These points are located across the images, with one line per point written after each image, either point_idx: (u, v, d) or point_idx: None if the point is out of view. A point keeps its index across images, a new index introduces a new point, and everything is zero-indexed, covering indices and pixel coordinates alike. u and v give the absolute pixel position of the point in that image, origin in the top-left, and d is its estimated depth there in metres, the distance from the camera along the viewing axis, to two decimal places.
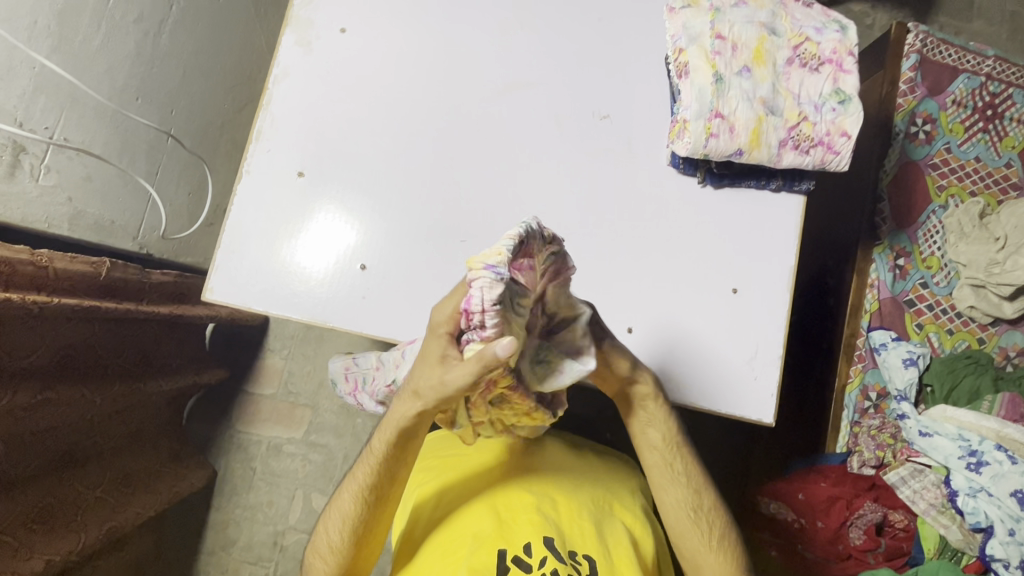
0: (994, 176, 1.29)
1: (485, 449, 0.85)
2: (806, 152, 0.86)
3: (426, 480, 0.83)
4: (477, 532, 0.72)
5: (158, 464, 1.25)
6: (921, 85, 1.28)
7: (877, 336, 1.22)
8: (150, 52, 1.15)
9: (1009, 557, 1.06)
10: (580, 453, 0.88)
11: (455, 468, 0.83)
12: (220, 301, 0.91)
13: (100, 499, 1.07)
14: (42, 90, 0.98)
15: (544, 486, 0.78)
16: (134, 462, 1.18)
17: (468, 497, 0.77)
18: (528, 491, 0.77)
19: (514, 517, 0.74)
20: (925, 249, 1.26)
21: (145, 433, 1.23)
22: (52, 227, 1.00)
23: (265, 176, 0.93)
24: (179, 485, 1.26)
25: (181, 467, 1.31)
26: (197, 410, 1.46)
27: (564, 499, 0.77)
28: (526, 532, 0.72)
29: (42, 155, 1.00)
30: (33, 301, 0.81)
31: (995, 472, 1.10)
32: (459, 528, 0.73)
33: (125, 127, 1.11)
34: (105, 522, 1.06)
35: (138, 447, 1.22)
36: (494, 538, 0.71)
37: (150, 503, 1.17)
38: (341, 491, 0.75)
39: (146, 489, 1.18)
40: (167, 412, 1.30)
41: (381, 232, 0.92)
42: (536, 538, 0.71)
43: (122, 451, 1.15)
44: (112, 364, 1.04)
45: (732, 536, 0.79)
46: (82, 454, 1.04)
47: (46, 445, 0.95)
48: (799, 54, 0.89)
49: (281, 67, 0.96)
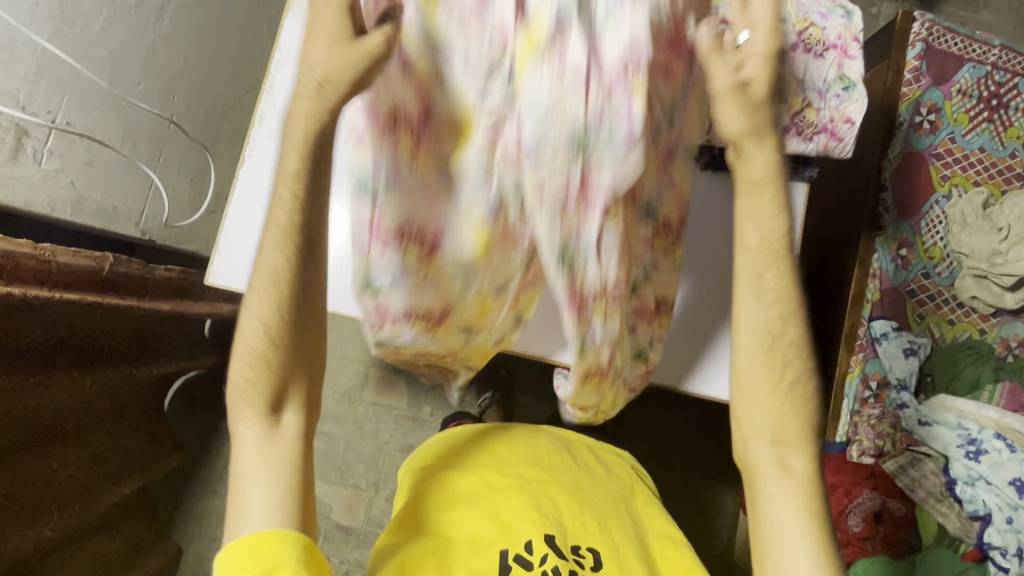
0: (998, 166, 1.29)
1: (485, 451, 0.87)
2: (809, 139, 0.87)
3: (425, 481, 0.84)
4: (482, 532, 0.75)
5: (135, 445, 1.24)
6: (925, 74, 1.28)
7: (878, 326, 1.22)
8: (151, 38, 1.17)
9: (1006, 544, 1.07)
10: (576, 450, 0.91)
11: (457, 468, 0.84)
12: (222, 286, 0.93)
13: (69, 478, 1.04)
14: (44, 74, 1.01)
15: (546, 485, 0.82)
16: (111, 442, 1.17)
17: (473, 496, 0.80)
18: (529, 493, 0.80)
19: (514, 516, 0.77)
20: (928, 240, 1.27)
21: (125, 413, 1.22)
22: (55, 212, 1.03)
23: (265, 162, 0.94)
24: (153, 465, 1.28)
25: (159, 447, 1.32)
26: (179, 398, 1.49)
27: (560, 499, 0.81)
28: (527, 531, 0.75)
29: (44, 139, 1.03)
30: (34, 295, 0.83)
31: (994, 460, 1.12)
32: (463, 528, 0.76)
33: (121, 110, 1.12)
34: (79, 500, 1.07)
35: (121, 425, 1.21)
36: (498, 540, 0.74)
37: (131, 481, 1.20)
38: (255, 296, 0.70)
39: (117, 469, 1.17)
40: (150, 390, 1.28)
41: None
42: (537, 536, 0.75)
43: (95, 428, 1.12)
44: (107, 348, 1.05)
45: (804, 376, 0.75)
46: (61, 431, 1.02)
47: (30, 420, 0.93)
48: (804, 39, 0.87)
49: (282, 51, 0.95)
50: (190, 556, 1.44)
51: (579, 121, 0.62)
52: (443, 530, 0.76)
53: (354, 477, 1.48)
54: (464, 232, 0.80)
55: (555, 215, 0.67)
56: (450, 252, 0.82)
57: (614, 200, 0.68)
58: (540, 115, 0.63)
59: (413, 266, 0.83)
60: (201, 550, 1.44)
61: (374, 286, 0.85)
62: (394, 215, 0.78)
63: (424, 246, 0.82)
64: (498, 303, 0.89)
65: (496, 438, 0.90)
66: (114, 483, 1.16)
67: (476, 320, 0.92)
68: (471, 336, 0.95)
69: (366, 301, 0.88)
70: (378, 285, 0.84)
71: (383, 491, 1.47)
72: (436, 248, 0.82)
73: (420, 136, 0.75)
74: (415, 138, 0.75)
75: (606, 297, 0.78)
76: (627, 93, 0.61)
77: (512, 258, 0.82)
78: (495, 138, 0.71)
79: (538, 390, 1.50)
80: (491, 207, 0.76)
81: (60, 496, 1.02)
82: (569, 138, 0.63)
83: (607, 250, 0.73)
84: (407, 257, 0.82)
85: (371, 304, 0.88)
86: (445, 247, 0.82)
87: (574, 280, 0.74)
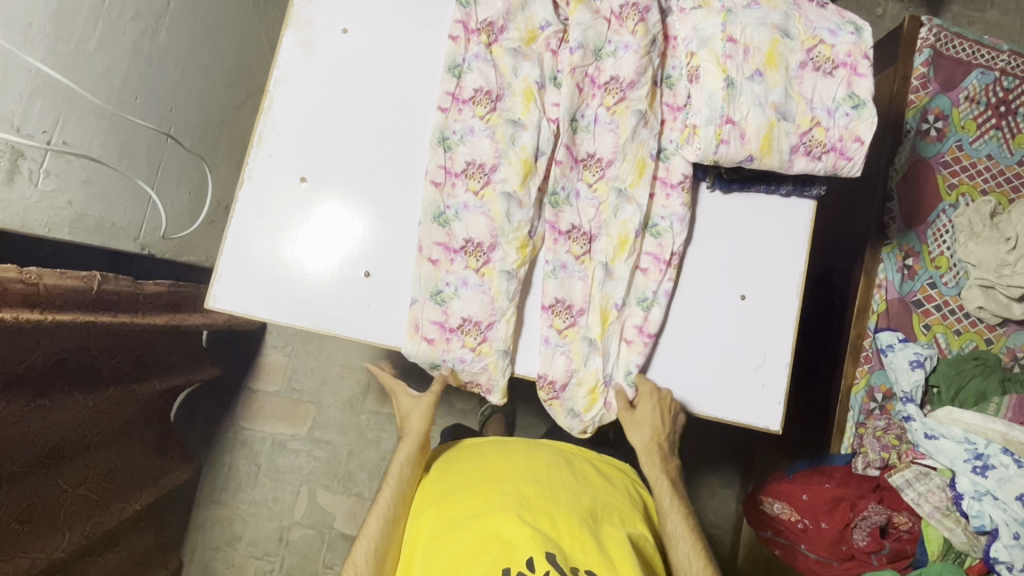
0: (1006, 174, 1.27)
1: (483, 469, 0.85)
2: (818, 158, 0.85)
3: (419, 520, 0.83)
4: (484, 551, 0.71)
5: (142, 459, 1.24)
6: (933, 81, 1.26)
7: (884, 337, 1.22)
8: (148, 49, 1.09)
9: (1013, 560, 1.04)
10: (575, 468, 0.87)
11: (455, 494, 0.82)
12: (223, 309, 0.92)
13: (78, 497, 1.04)
14: (39, 94, 0.90)
15: (545, 502, 0.78)
16: (119, 456, 1.17)
17: (470, 518, 0.77)
18: (527, 513, 0.76)
19: (514, 534, 0.72)
20: (935, 249, 1.25)
21: (131, 430, 1.21)
22: (53, 233, 0.97)
23: (267, 182, 0.94)
24: (162, 479, 1.28)
25: (165, 461, 1.31)
26: (184, 411, 1.49)
27: (560, 519, 0.76)
28: (528, 548, 0.70)
29: (40, 160, 0.93)
30: (26, 319, 0.82)
31: (1002, 475, 1.08)
32: (461, 553, 0.72)
33: (123, 128, 1.07)
34: (89, 518, 1.07)
35: (127, 441, 1.20)
36: (499, 559, 0.69)
37: (138, 498, 1.19)
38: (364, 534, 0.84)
39: (126, 485, 1.17)
40: (155, 404, 1.27)
41: (388, 238, 0.94)
42: (538, 553, 0.69)
43: (102, 446, 1.12)
44: (107, 366, 1.05)
45: None
46: (70, 449, 1.02)
47: (38, 441, 0.93)
48: (813, 57, 0.86)
49: (281, 69, 0.95)
50: (195, 566, 1.45)
51: (601, 38, 0.91)
52: (443, 557, 0.74)
53: (357, 486, 1.47)
54: (514, 94, 0.92)
55: (575, 88, 0.91)
56: (505, 113, 0.91)
57: (615, 86, 0.91)
58: (581, 33, 0.91)
59: (473, 198, 0.91)
60: (206, 559, 1.45)
61: (448, 143, 0.92)
62: (476, 83, 0.92)
63: (490, 100, 0.91)
64: (536, 165, 0.90)
65: (497, 456, 0.87)
66: (125, 499, 1.16)
67: (516, 183, 0.89)
68: (512, 208, 0.89)
69: (435, 156, 0.91)
70: (451, 142, 0.92)
71: None
72: (497, 105, 0.91)
73: (497, 40, 0.92)
74: (494, 40, 0.92)
75: (598, 166, 0.93)
76: (629, 29, 0.90)
77: (547, 120, 0.92)
78: (546, 48, 0.92)
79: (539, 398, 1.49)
80: (540, 74, 0.92)
81: (70, 516, 1.02)
82: (593, 45, 0.91)
83: (606, 127, 0.92)
84: (472, 113, 0.92)
85: (439, 162, 0.92)
86: (504, 106, 0.91)
87: (574, 143, 0.92)
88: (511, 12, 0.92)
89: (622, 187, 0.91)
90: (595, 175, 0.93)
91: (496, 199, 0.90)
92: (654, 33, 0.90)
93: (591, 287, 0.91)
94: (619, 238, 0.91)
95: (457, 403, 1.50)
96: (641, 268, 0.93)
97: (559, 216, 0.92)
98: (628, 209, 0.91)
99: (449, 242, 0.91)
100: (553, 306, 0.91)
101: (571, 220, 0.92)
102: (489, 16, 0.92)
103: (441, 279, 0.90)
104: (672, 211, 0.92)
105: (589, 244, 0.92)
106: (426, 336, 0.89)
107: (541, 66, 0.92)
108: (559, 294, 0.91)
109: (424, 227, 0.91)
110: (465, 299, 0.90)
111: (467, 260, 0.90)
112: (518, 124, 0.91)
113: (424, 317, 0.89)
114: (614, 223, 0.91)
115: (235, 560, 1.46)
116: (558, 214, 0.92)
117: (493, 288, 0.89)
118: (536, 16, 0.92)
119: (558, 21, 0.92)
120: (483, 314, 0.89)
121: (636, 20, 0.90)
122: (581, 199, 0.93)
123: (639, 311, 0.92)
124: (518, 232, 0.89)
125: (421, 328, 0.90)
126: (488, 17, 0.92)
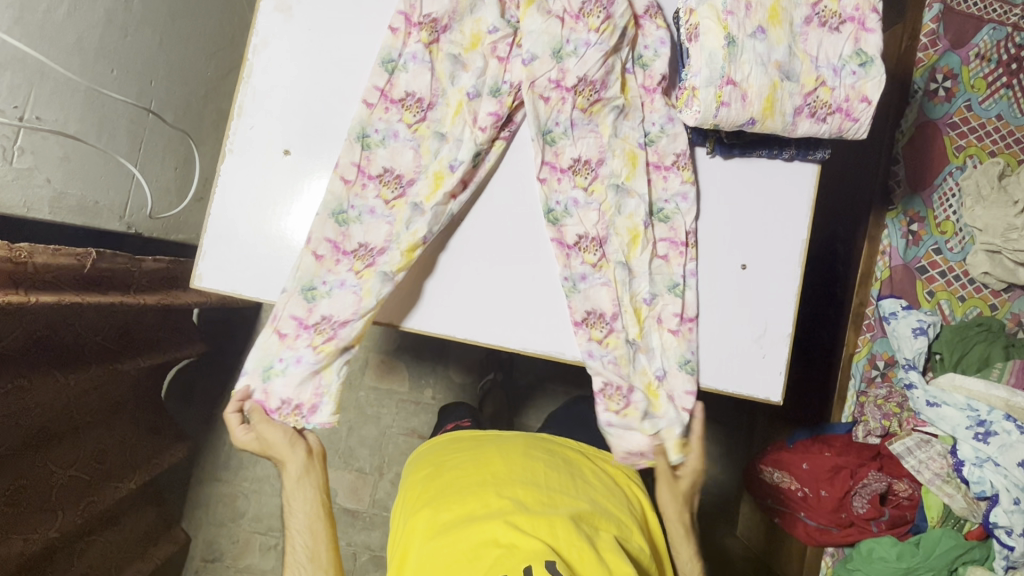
0: (1015, 135, 1.23)
1: (480, 468, 0.84)
2: (823, 120, 0.81)
3: (410, 519, 0.82)
4: (481, 556, 0.69)
5: (137, 440, 1.23)
6: (942, 38, 1.20)
7: (887, 304, 1.19)
8: (122, 18, 1.04)
9: (1012, 525, 1.02)
10: (575, 474, 0.87)
11: (451, 495, 0.81)
12: (209, 288, 0.90)
13: (72, 477, 1.04)
14: (8, 67, 0.86)
15: (542, 506, 0.77)
16: (112, 436, 1.16)
17: (468, 519, 0.75)
18: (523, 518, 0.73)
19: (513, 540, 0.70)
20: (940, 214, 1.22)
21: (123, 409, 1.20)
22: (32, 212, 0.94)
23: (252, 155, 0.90)
24: (157, 457, 1.27)
25: (159, 439, 1.30)
26: (174, 392, 1.47)
27: (558, 522, 0.74)
28: (528, 557, 0.66)
29: (14, 137, 0.89)
30: (9, 302, 0.79)
31: (1003, 441, 1.06)
32: (456, 556, 0.71)
33: (98, 103, 1.02)
34: (84, 498, 1.07)
35: (116, 420, 1.18)
36: (497, 564, 0.67)
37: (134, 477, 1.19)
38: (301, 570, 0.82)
39: (120, 464, 1.17)
40: (145, 382, 1.25)
41: (300, 207, 0.91)
42: (537, 561, 0.66)
43: (93, 425, 1.11)
44: (91, 343, 1.03)
45: None
46: (55, 432, 1.01)
47: (21, 426, 0.93)
48: (818, 11, 0.82)
49: (260, 36, 0.91)
50: (198, 543, 1.47)
51: (558, 39, 0.86)
52: (438, 559, 0.72)
53: (358, 461, 1.48)
54: (447, 104, 0.88)
55: (537, 100, 0.87)
56: (435, 123, 0.88)
57: (589, 87, 0.87)
58: (533, 40, 0.86)
59: (382, 205, 0.88)
60: (210, 536, 1.47)
61: (367, 142, 0.88)
62: (409, 85, 0.88)
63: (420, 107, 0.88)
64: (447, 177, 0.87)
65: (495, 454, 0.87)
66: (118, 480, 1.15)
67: (425, 196, 0.87)
68: (413, 218, 0.86)
69: (351, 152, 0.87)
70: (371, 142, 0.88)
71: (387, 474, 1.47)
72: (427, 115, 0.88)
73: (439, 38, 0.87)
74: (435, 39, 0.87)
75: (587, 168, 0.90)
76: (590, 26, 0.85)
77: (473, 131, 0.87)
78: (492, 52, 0.87)
79: (538, 373, 1.48)
80: (477, 85, 0.88)
81: (61, 497, 1.02)
82: (550, 49, 0.86)
83: (585, 128, 0.89)
84: (399, 117, 0.88)
85: (354, 159, 0.87)
86: (433, 117, 0.88)
87: (555, 154, 0.90)
88: (458, 12, 0.87)
89: (618, 182, 0.90)
90: (587, 179, 0.90)
91: (404, 209, 0.87)
92: (621, 28, 0.86)
93: (616, 290, 0.90)
94: (629, 233, 0.90)
95: (455, 378, 1.49)
96: (661, 255, 0.91)
97: (562, 231, 0.90)
98: (631, 202, 0.90)
99: (340, 241, 0.88)
100: (584, 318, 0.90)
101: (576, 231, 0.90)
102: (434, 10, 0.86)
103: (318, 276, 0.87)
104: (675, 192, 0.91)
105: (601, 248, 0.90)
106: (278, 330, 0.86)
107: (481, 76, 0.88)
108: (588, 305, 0.90)
109: (320, 222, 0.86)
110: (335, 298, 0.87)
111: (353, 262, 0.88)
112: (444, 137, 0.88)
113: (285, 310, 0.86)
114: (620, 220, 0.90)
115: (238, 536, 1.47)
116: (561, 229, 0.90)
117: (365, 288, 0.86)
118: (483, 20, 0.87)
119: (506, 26, 0.87)
120: (347, 314, 0.86)
121: (602, 17, 0.85)
122: (580, 206, 0.90)
123: (668, 298, 0.90)
124: (411, 238, 0.85)
125: (278, 321, 0.87)
126: (432, 12, 0.86)
